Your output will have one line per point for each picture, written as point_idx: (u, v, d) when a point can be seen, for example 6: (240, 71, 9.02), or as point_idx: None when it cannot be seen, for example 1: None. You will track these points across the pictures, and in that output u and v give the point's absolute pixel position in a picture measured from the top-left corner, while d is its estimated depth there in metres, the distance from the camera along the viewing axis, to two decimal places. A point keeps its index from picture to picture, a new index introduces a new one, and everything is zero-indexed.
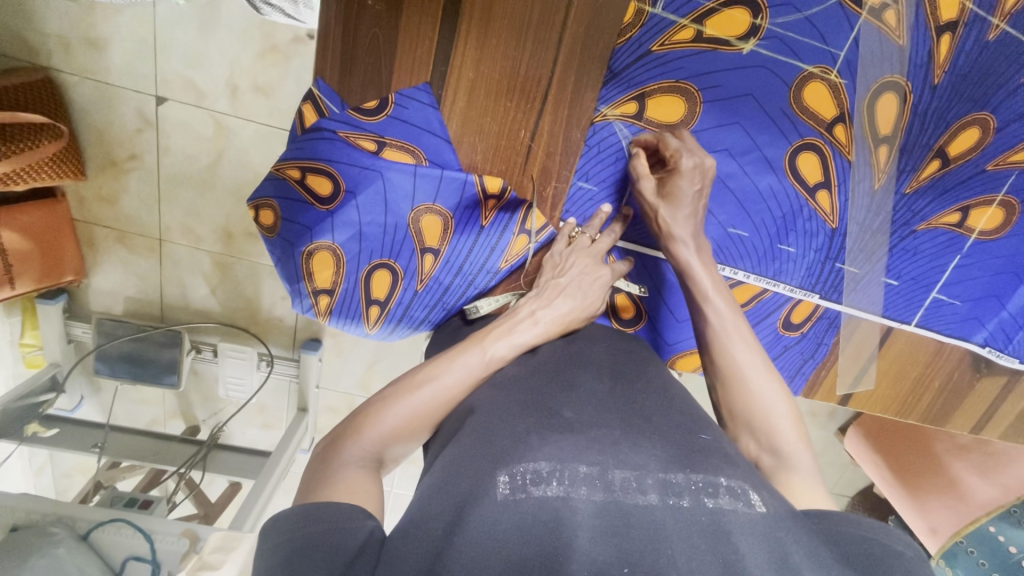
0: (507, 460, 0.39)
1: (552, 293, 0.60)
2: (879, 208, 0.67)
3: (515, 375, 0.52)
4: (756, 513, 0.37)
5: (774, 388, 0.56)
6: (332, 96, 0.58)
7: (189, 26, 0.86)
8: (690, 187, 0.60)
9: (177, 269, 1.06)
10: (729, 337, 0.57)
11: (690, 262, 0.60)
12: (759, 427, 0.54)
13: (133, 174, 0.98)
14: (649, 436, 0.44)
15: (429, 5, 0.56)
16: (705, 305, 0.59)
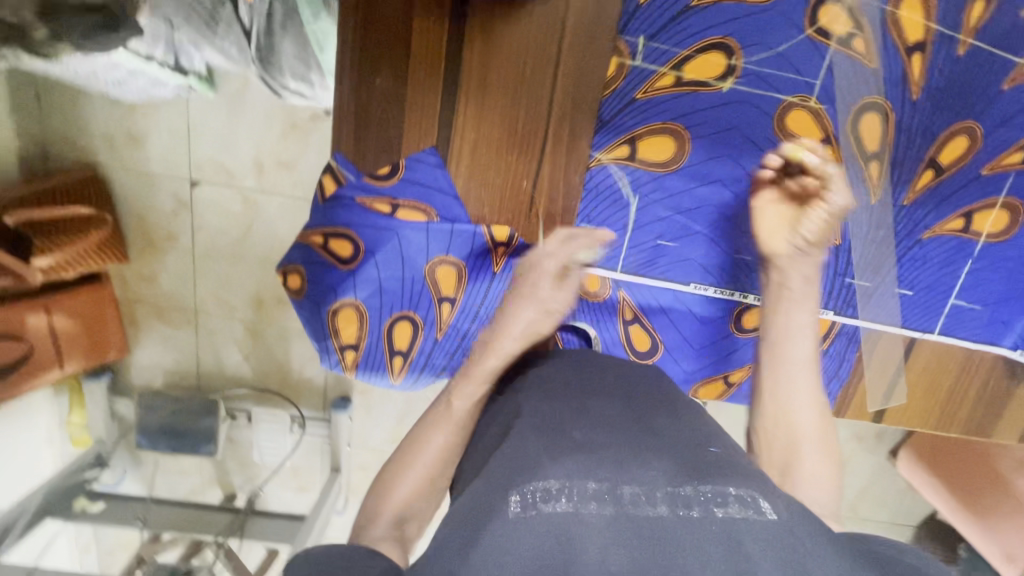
0: (518, 479, 0.41)
1: (493, 348, 0.58)
2: (878, 221, 0.69)
3: (522, 391, 0.54)
4: (770, 519, 0.38)
5: (823, 415, 0.61)
6: (348, 165, 0.64)
7: (218, 115, 0.96)
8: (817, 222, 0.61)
9: (212, 337, 1.12)
10: (795, 362, 0.61)
11: (789, 294, 0.62)
12: (784, 443, 0.61)
13: (170, 252, 1.06)
14: (656, 448, 0.45)
15: (430, 79, 0.62)
16: (780, 322, 0.62)
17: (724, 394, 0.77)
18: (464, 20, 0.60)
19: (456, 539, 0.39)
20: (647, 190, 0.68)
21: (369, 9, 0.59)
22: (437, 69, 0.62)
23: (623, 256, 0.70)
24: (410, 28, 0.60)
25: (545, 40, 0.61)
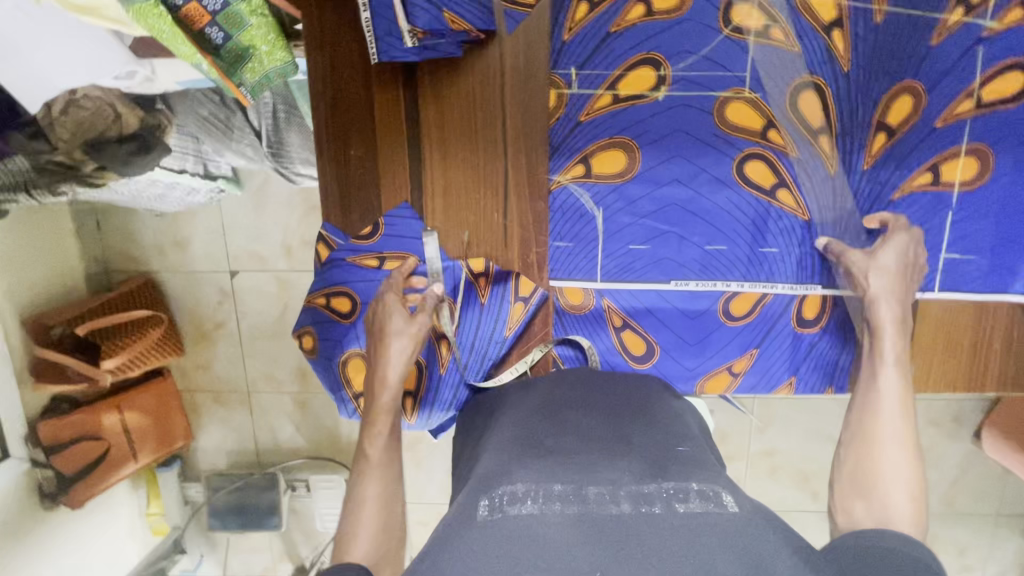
0: (489, 486, 0.47)
1: (397, 361, 0.66)
2: (844, 189, 0.70)
3: (505, 418, 0.60)
4: (729, 512, 0.44)
5: (909, 459, 0.60)
6: (337, 231, 0.72)
7: (253, 208, 1.29)
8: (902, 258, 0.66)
9: (266, 415, 1.37)
10: (880, 402, 0.63)
11: (887, 322, 0.65)
12: (867, 481, 0.60)
13: (220, 341, 1.37)
14: (627, 454, 0.52)
15: (395, 140, 0.70)
16: (881, 368, 0.64)
17: (730, 386, 0.78)
18: (415, 83, 0.68)
19: (438, 540, 0.44)
20: (608, 201, 0.72)
21: (336, 90, 0.68)
22: (399, 130, 0.70)
23: (600, 266, 0.74)
24: (371, 99, 0.69)
25: (489, 86, 0.68)
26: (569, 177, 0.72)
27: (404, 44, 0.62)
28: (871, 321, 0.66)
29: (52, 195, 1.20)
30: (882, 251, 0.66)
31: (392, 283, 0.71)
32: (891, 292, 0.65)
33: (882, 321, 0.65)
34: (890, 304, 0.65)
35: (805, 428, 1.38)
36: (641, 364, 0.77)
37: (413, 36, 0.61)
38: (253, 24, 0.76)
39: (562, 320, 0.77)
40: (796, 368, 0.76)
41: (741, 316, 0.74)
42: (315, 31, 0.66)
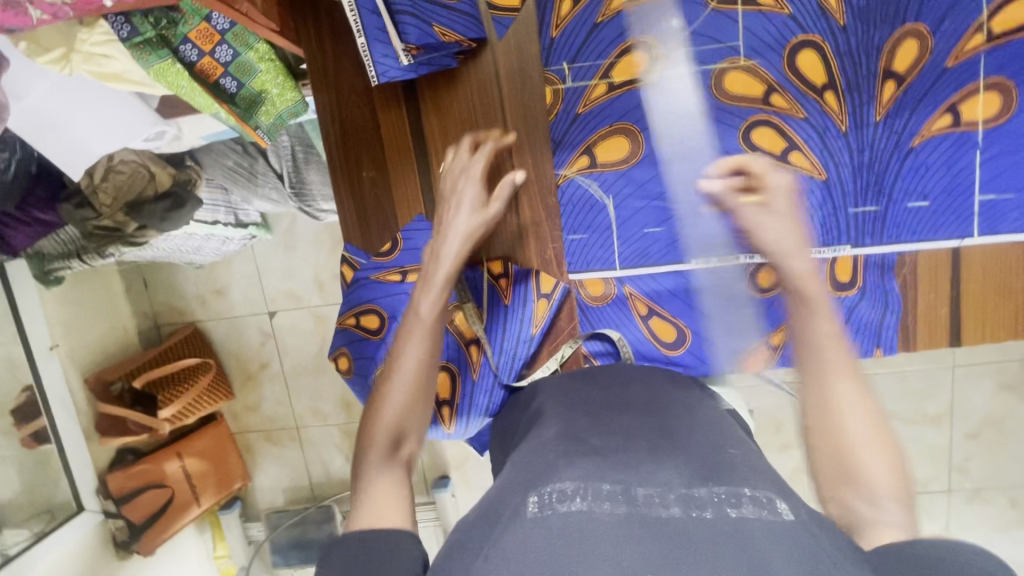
0: (536, 484, 0.44)
1: (465, 227, 0.61)
2: (861, 143, 0.67)
3: (547, 417, 0.57)
4: (785, 520, 0.39)
5: (874, 428, 0.51)
6: (358, 252, 0.75)
7: (302, 258, 1.71)
8: (788, 203, 0.57)
9: (318, 449, 1.77)
10: (828, 368, 0.53)
11: (808, 278, 0.54)
12: (840, 467, 0.50)
13: (266, 378, 1.79)
14: (675, 453, 0.48)
15: (403, 157, 0.73)
16: (832, 331, 0.53)
17: None
18: (416, 100, 0.71)
19: (477, 533, 0.42)
20: (617, 188, 0.73)
21: (343, 118, 0.72)
22: (406, 147, 0.73)
23: (618, 253, 0.75)
24: (377, 122, 0.72)
25: (486, 94, 0.70)
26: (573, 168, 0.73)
27: (400, 63, 0.64)
28: (788, 278, 0.55)
29: (101, 258, 1.30)
30: (774, 197, 0.56)
31: (475, 154, 0.65)
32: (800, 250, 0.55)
33: (798, 282, 0.54)
34: (799, 257, 0.55)
35: None
36: (674, 351, 0.75)
37: (408, 54, 0.63)
38: (262, 70, 0.81)
39: (589, 317, 0.77)
40: (840, 335, 0.73)
41: (770, 287, 0.71)
42: (319, 66, 0.70)
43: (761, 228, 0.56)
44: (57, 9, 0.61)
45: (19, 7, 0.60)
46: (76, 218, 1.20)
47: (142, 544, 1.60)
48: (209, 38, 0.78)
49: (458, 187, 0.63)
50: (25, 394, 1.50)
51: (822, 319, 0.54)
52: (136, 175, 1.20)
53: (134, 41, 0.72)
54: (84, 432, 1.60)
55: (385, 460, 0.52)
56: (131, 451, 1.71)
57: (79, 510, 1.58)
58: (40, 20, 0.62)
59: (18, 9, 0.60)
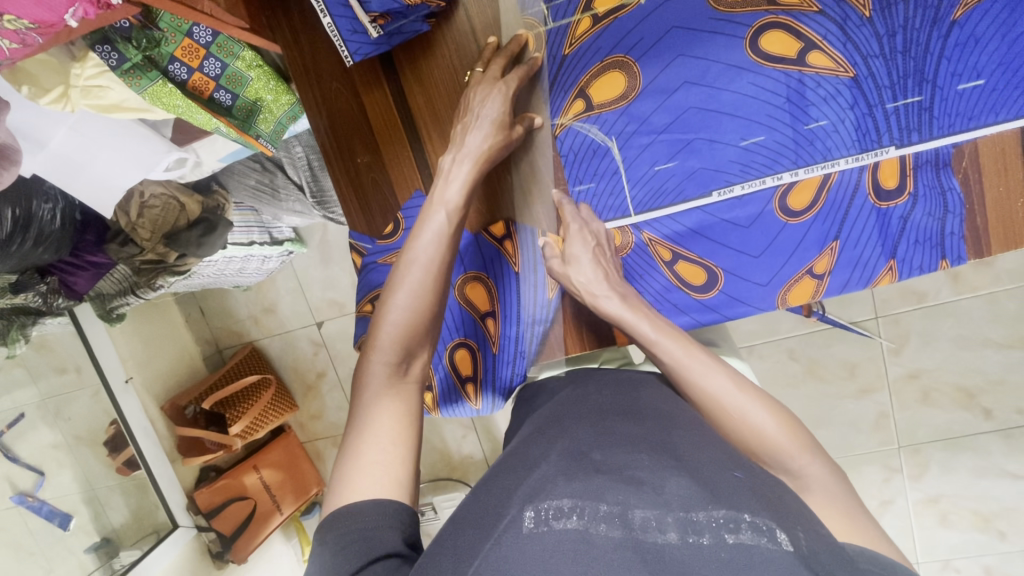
0: (534, 497, 0.47)
1: (484, 125, 0.62)
2: (890, 27, 0.58)
3: (557, 421, 0.60)
4: (779, 549, 0.41)
5: (752, 396, 0.57)
6: (362, 237, 0.77)
7: (340, 268, 1.77)
8: (587, 247, 0.66)
9: None
10: (690, 369, 0.59)
11: (621, 314, 0.63)
12: (754, 450, 0.56)
13: (325, 387, 1.87)
14: (679, 471, 0.48)
15: (394, 135, 0.71)
16: (656, 348, 0.61)
17: (817, 292, 0.68)
18: (396, 73, 0.69)
19: (470, 542, 0.46)
20: (619, 127, 0.67)
21: (329, 106, 0.71)
22: (396, 123, 0.71)
23: (630, 200, 0.69)
24: (361, 105, 0.71)
25: (464, 52, 0.67)
26: (571, 115, 0.68)
27: (370, 37, 0.62)
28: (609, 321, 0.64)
29: (153, 291, 1.40)
30: (579, 261, 0.65)
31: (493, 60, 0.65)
32: (602, 282, 0.64)
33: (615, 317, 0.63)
34: (611, 297, 0.64)
35: (951, 338, 1.17)
36: (705, 293, 0.70)
37: (375, 24, 0.61)
38: (252, 78, 0.83)
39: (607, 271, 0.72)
40: (893, 252, 0.65)
41: (803, 209, 0.65)
42: (297, 61, 0.70)
43: (577, 263, 0.65)
44: (24, 36, 0.58)
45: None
46: (125, 256, 1.27)
47: (235, 552, 1.71)
48: (196, 53, 0.79)
49: (481, 102, 0.63)
50: (113, 427, 1.60)
51: (644, 341, 0.62)
52: (168, 206, 1.25)
53: (124, 68, 0.74)
54: (168, 455, 1.72)
55: (390, 377, 0.56)
56: (214, 468, 1.83)
57: (174, 526, 1.70)
58: (11, 50, 0.60)
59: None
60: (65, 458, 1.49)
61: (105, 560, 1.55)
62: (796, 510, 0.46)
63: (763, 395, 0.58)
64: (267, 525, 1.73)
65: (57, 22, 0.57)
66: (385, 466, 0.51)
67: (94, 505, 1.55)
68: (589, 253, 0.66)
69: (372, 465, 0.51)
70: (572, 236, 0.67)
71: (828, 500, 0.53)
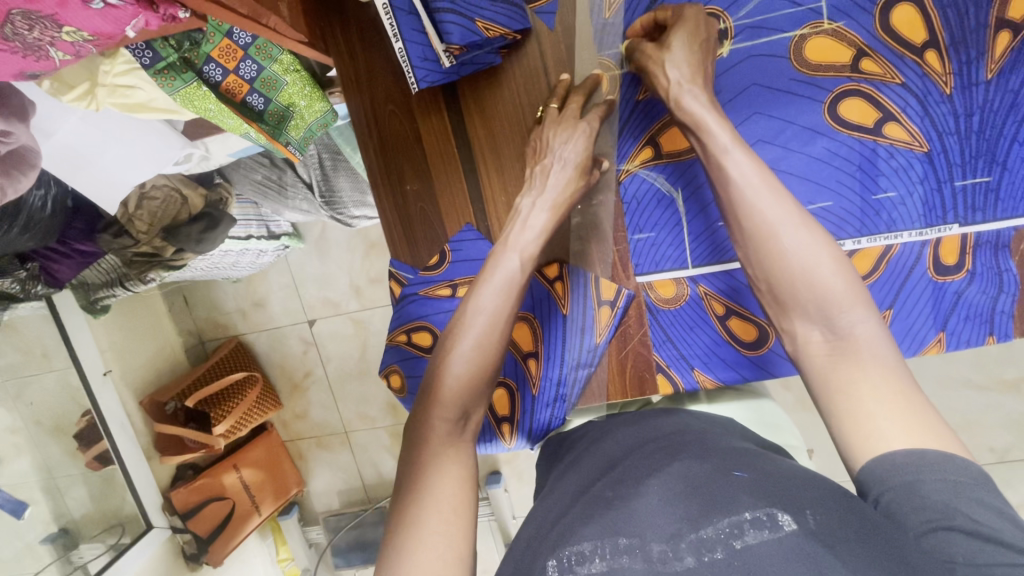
0: (557, 545, 0.44)
1: (563, 168, 0.61)
2: (968, 107, 0.58)
3: (590, 457, 0.57)
4: (785, 535, 0.37)
5: (815, 236, 0.52)
6: (404, 266, 0.73)
7: (336, 266, 1.71)
8: (691, 40, 0.58)
9: (366, 451, 1.81)
10: (751, 187, 0.53)
11: (703, 114, 0.56)
12: (798, 290, 0.51)
13: (311, 385, 1.81)
14: (687, 482, 0.45)
15: (449, 163, 0.68)
16: (725, 158, 0.55)
17: None
18: (458, 101, 0.67)
19: None
20: (686, 178, 0.66)
21: (381, 126, 0.68)
22: (451, 152, 0.68)
23: (690, 252, 0.68)
24: (417, 131, 0.68)
25: (533, 88, 0.66)
26: (637, 162, 0.68)
27: (442, 66, 0.60)
28: (686, 121, 0.58)
29: (143, 284, 1.31)
30: (674, 43, 0.58)
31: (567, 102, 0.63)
32: (696, 79, 0.57)
33: (697, 117, 0.56)
34: (697, 97, 0.57)
35: None
36: (756, 351, 0.67)
37: (450, 54, 0.59)
38: (288, 83, 0.78)
39: (658, 319, 0.71)
40: (944, 324, 0.65)
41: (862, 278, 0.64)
42: (351, 76, 0.67)
43: (672, 58, 0.58)
44: (79, 47, 0.57)
45: (40, 51, 0.55)
46: (116, 247, 1.18)
47: (211, 555, 1.62)
48: (233, 55, 0.74)
49: (563, 143, 0.61)
50: (85, 419, 1.49)
51: (716, 151, 0.55)
52: (169, 199, 1.17)
53: (157, 67, 0.67)
54: (144, 451, 1.63)
55: (450, 434, 0.53)
56: (190, 466, 1.75)
57: (148, 527, 1.60)
58: (63, 61, 0.58)
59: (39, 53, 0.56)
60: (24, 446, 1.38)
61: (63, 553, 1.42)
62: (824, 496, 0.40)
63: (829, 239, 0.52)
64: (244, 528, 1.65)
65: (117, 33, 0.56)
66: (446, 541, 0.46)
67: (52, 496, 1.42)
68: (690, 45, 0.58)
69: (432, 538, 0.46)
70: (683, 24, 0.58)
71: (885, 368, 0.46)
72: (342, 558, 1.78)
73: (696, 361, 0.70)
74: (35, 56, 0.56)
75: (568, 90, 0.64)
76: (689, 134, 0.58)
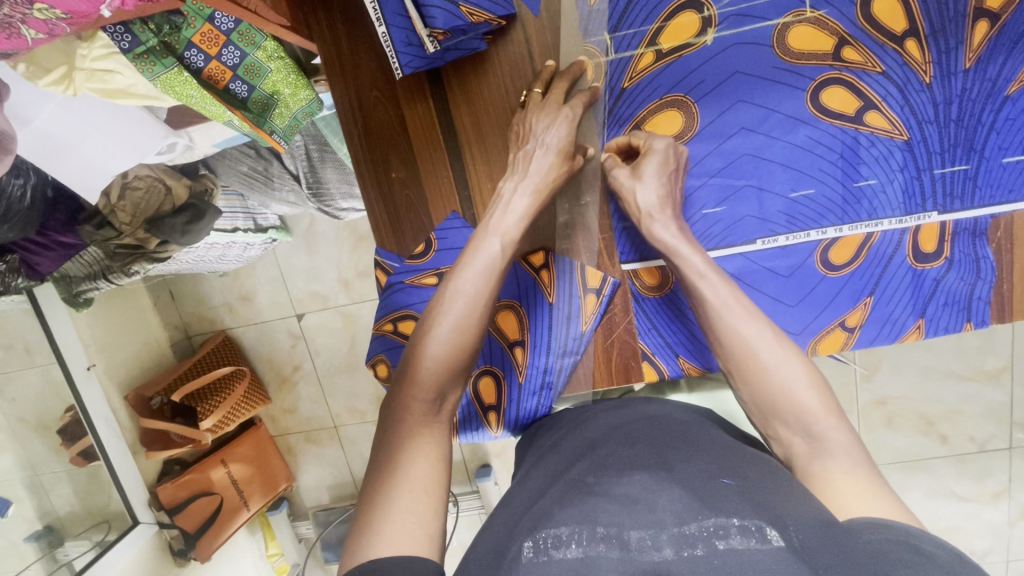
0: (534, 529, 0.44)
1: (545, 155, 0.61)
2: (947, 95, 0.59)
3: (570, 440, 0.58)
4: (771, 547, 0.37)
5: (785, 352, 0.55)
6: (390, 255, 0.72)
7: (324, 259, 1.70)
8: (662, 167, 0.62)
9: (355, 445, 1.81)
10: (720, 307, 0.57)
11: (675, 242, 0.60)
12: (776, 407, 0.53)
13: (300, 379, 1.80)
14: (673, 479, 0.45)
15: (434, 151, 0.68)
16: (699, 282, 0.58)
17: (848, 342, 0.68)
18: (443, 88, 0.67)
19: None
20: None
21: (365, 113, 0.68)
22: (436, 138, 0.68)
23: None
24: (403, 119, 0.68)
25: (518, 75, 0.66)
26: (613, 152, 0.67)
27: (425, 51, 0.60)
28: (660, 247, 0.61)
29: (126, 276, 1.29)
30: (644, 167, 0.62)
31: (550, 92, 0.63)
32: (665, 209, 0.61)
33: (669, 244, 0.60)
34: (667, 224, 0.61)
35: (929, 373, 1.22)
36: None
37: (433, 39, 0.59)
38: (272, 71, 0.77)
39: (643, 307, 0.72)
40: (923, 311, 0.66)
41: (843, 265, 0.65)
42: (333, 59, 0.66)
43: (645, 182, 0.61)
44: (53, 26, 0.57)
45: (10, 28, 0.55)
46: (99, 238, 1.16)
47: (199, 551, 1.60)
48: (215, 40, 0.73)
49: (546, 129, 0.61)
50: (69, 414, 1.46)
51: (692, 275, 0.58)
52: (153, 190, 1.16)
53: (137, 51, 0.67)
54: (130, 448, 1.61)
55: (426, 414, 0.53)
56: (177, 462, 1.73)
57: (135, 523, 1.58)
58: (34, 40, 0.58)
59: (10, 31, 0.55)
60: (6, 441, 1.33)
61: (48, 551, 1.38)
62: (809, 516, 0.40)
63: (800, 354, 0.55)
64: (232, 524, 1.65)
65: (91, 12, 0.56)
66: (417, 519, 0.46)
67: (37, 493, 1.38)
68: (660, 174, 0.61)
69: (400, 517, 0.46)
70: (654, 152, 0.62)
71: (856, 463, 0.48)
72: (332, 553, 1.78)
73: (681, 349, 0.70)
74: (6, 34, 0.56)
75: (553, 78, 0.64)
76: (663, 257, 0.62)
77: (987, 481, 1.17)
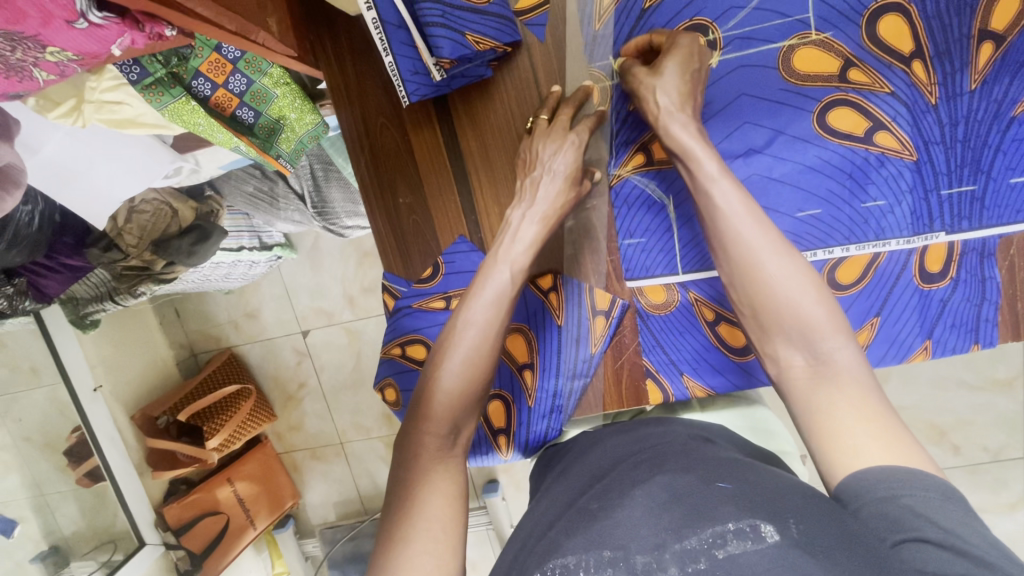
0: (542, 560, 0.44)
1: (552, 181, 0.61)
2: (953, 117, 0.59)
3: (580, 467, 0.57)
4: (766, 546, 0.37)
5: (796, 265, 0.52)
6: (398, 279, 0.72)
7: (329, 275, 1.70)
8: (685, 67, 0.58)
9: (361, 461, 1.80)
10: (731, 209, 0.54)
11: (690, 143, 0.57)
12: (783, 322, 0.51)
13: (305, 396, 1.80)
14: (675, 490, 0.45)
15: (441, 176, 0.68)
16: (712, 187, 0.55)
17: None
18: (449, 113, 0.67)
19: None
20: (676, 184, 0.66)
21: (372, 139, 0.68)
22: (443, 161, 0.68)
23: (679, 257, 0.68)
24: (409, 144, 0.68)
25: (525, 100, 0.66)
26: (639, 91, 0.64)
27: (432, 79, 0.61)
28: (673, 148, 0.58)
29: (132, 297, 1.29)
30: (665, 65, 0.58)
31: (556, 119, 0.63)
32: (684, 106, 0.57)
33: (685, 144, 0.57)
34: (686, 123, 0.57)
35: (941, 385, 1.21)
36: (745, 358, 0.67)
37: (440, 67, 0.59)
38: (278, 96, 0.78)
39: (648, 324, 0.71)
40: (930, 332, 0.65)
41: (850, 285, 0.65)
42: (340, 87, 0.67)
43: (664, 80, 0.58)
44: (64, 67, 0.57)
45: (22, 72, 0.55)
46: (105, 261, 1.15)
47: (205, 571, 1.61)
48: (222, 69, 0.74)
49: (553, 155, 0.61)
50: (75, 434, 1.46)
51: (703, 178, 0.55)
52: (160, 212, 1.17)
53: (145, 82, 0.67)
54: (136, 467, 1.60)
55: (439, 449, 0.53)
56: (183, 481, 1.72)
57: (141, 544, 1.57)
58: (46, 81, 0.58)
59: (22, 74, 0.55)
60: (13, 462, 1.32)
61: (55, 571, 1.38)
62: (809, 505, 0.40)
63: (809, 266, 0.53)
64: (238, 543, 1.64)
65: (102, 52, 0.56)
66: (436, 557, 0.46)
67: (43, 514, 1.38)
68: (682, 72, 0.58)
69: (418, 558, 0.45)
70: (677, 51, 0.59)
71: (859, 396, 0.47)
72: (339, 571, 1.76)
73: (685, 366, 0.70)
74: (18, 77, 0.55)
75: (559, 103, 0.64)
76: (675, 159, 0.59)
77: (1002, 492, 1.15)
